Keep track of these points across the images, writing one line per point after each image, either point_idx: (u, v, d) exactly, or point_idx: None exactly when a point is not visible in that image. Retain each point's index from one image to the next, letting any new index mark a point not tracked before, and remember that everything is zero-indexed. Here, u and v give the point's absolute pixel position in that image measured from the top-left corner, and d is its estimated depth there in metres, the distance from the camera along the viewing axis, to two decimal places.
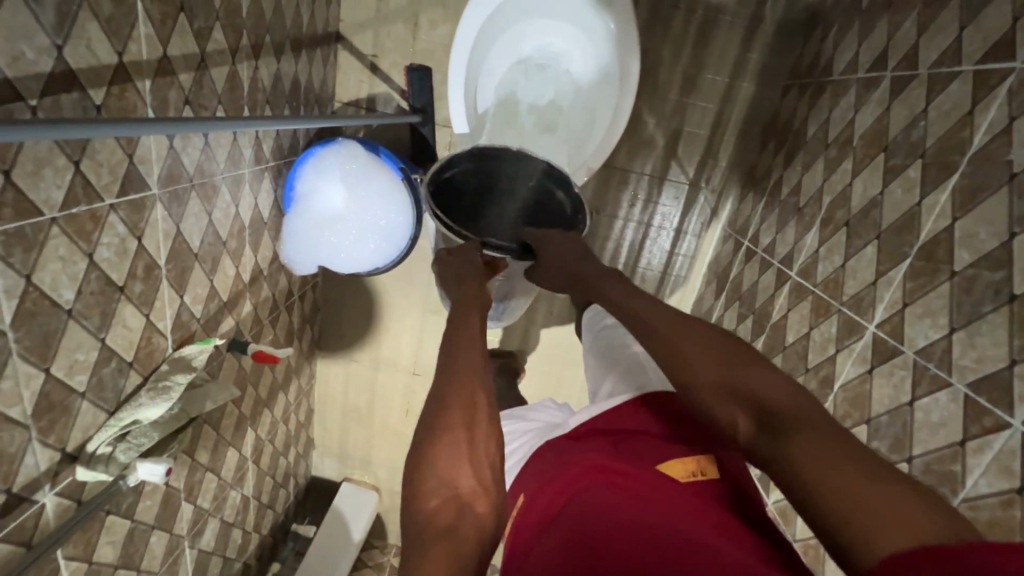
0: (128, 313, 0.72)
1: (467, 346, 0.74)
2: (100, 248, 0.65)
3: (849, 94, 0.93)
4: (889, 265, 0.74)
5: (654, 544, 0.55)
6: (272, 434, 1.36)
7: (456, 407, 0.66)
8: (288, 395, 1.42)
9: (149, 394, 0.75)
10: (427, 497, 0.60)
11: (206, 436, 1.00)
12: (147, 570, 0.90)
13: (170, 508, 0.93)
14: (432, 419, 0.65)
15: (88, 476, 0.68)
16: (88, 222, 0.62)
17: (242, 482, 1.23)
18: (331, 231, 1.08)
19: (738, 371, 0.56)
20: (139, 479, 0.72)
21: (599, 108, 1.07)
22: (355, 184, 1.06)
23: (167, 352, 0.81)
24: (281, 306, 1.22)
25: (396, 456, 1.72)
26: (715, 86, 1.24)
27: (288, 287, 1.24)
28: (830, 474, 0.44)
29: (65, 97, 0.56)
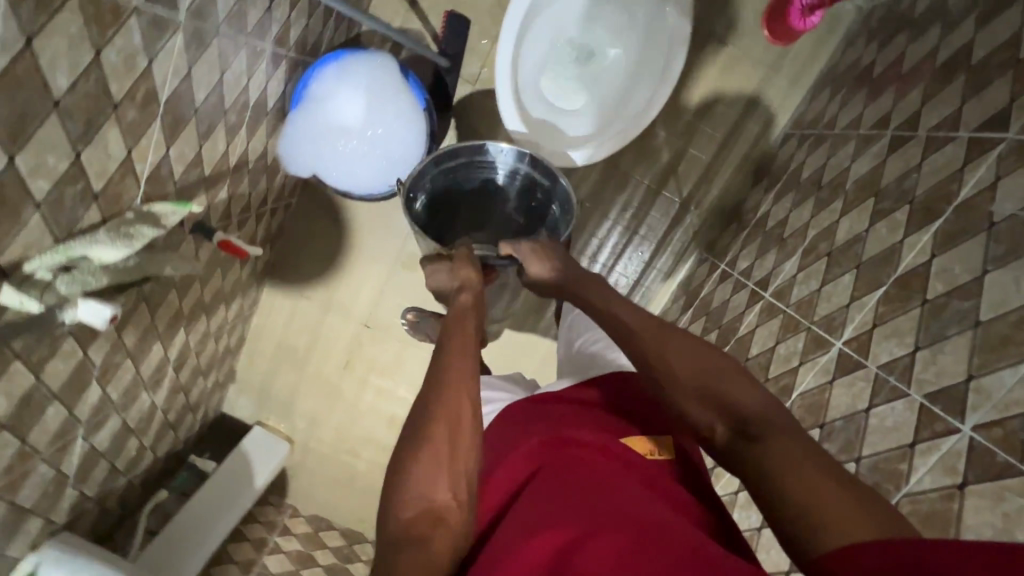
0: (112, 137, 0.64)
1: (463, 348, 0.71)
2: (111, 49, 0.58)
3: (848, 146, 1.03)
4: (864, 291, 0.81)
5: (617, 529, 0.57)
6: (200, 347, 1.23)
7: (441, 418, 0.65)
8: (227, 311, 1.30)
9: (108, 234, 0.66)
10: (404, 507, 0.61)
11: (139, 316, 0.89)
12: (32, 445, 0.77)
13: (78, 383, 0.82)
14: (417, 432, 0.64)
15: (12, 298, 0.56)
16: (108, 14, 0.55)
17: (156, 389, 1.10)
18: (340, 141, 1.04)
19: (725, 383, 0.64)
20: (76, 319, 0.61)
21: (644, 76, 1.08)
22: (376, 100, 1.03)
23: (135, 202, 0.73)
24: (254, 211, 1.13)
25: (321, 409, 1.62)
26: (726, 118, 1.32)
27: (265, 194, 1.15)
28: (798, 470, 0.55)
29: None
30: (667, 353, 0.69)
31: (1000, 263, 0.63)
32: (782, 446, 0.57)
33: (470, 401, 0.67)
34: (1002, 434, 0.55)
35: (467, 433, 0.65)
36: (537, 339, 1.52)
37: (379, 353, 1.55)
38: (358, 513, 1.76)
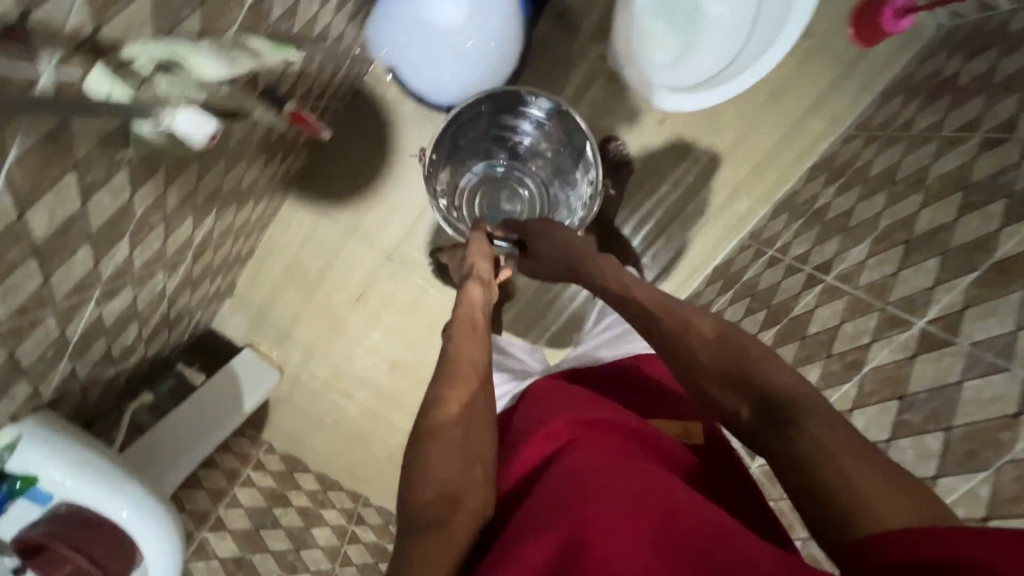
0: None
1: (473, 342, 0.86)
2: None
3: (927, 146, 1.04)
4: (952, 275, 0.82)
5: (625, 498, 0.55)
6: (219, 243, 1.12)
7: (451, 407, 0.74)
8: (251, 211, 1.19)
9: (213, 47, 0.56)
10: (423, 488, 0.66)
11: (188, 175, 0.79)
12: (52, 289, 0.66)
13: (113, 232, 0.70)
14: (432, 424, 0.72)
15: (102, 84, 0.47)
16: None
17: (170, 273, 0.98)
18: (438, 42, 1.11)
19: (751, 363, 0.63)
20: (173, 131, 0.52)
21: (763, 31, 1.01)
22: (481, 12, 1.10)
23: (233, 31, 0.63)
24: (312, 100, 1.03)
25: (321, 341, 1.52)
26: (794, 109, 1.32)
27: (326, 86, 1.06)
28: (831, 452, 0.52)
29: None
30: (694, 339, 0.69)
31: None
32: (811, 426, 0.55)
33: (477, 392, 0.78)
34: None
35: (477, 421, 0.74)
36: (563, 301, 1.48)
37: (397, 290, 1.47)
38: (337, 459, 1.66)
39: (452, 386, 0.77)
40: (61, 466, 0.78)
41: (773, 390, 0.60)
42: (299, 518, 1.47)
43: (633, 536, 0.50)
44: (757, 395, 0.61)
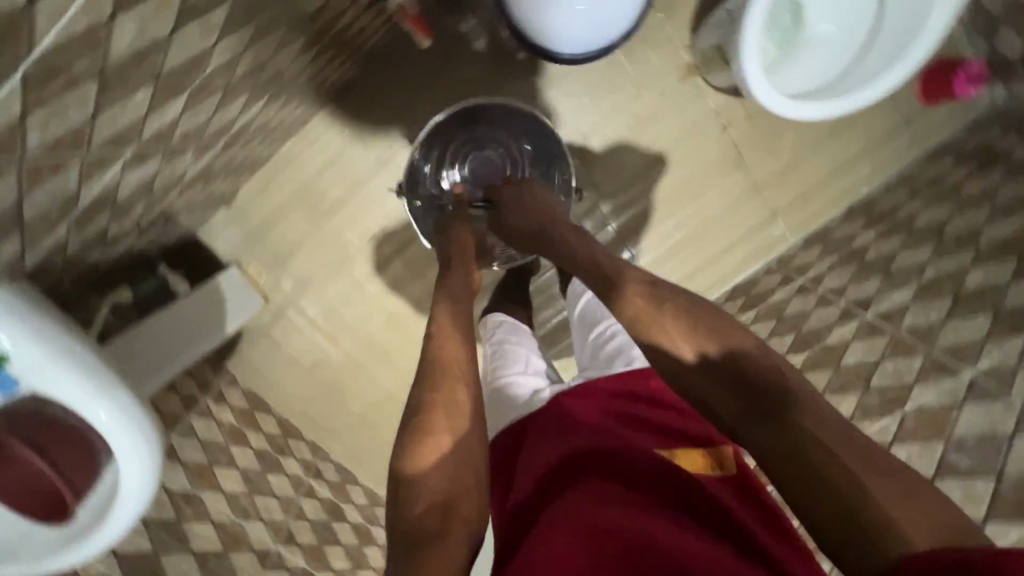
0: None
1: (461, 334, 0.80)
2: None
3: (977, 210, 1.09)
4: (1004, 333, 0.85)
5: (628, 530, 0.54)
6: (249, 138, 0.98)
7: (435, 413, 0.68)
8: (288, 112, 1.06)
9: None
10: (414, 503, 0.62)
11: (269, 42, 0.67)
12: (97, 130, 0.53)
13: (179, 82, 0.58)
14: (420, 434, 0.66)
15: None
16: None
17: (196, 158, 0.84)
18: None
19: (738, 351, 0.59)
20: None
21: (881, 54, 0.99)
22: None
23: None
24: None
25: (319, 275, 1.39)
26: (848, 148, 1.35)
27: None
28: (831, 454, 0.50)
29: None
30: (664, 328, 0.63)
31: None
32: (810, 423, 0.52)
33: (464, 387, 0.72)
34: None
35: (462, 423, 0.68)
36: None
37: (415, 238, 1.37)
38: (305, 405, 1.53)
39: (427, 392, 0.70)
40: (24, 334, 0.63)
41: (766, 383, 0.56)
42: (256, 461, 1.34)
43: None
44: (736, 391, 0.57)
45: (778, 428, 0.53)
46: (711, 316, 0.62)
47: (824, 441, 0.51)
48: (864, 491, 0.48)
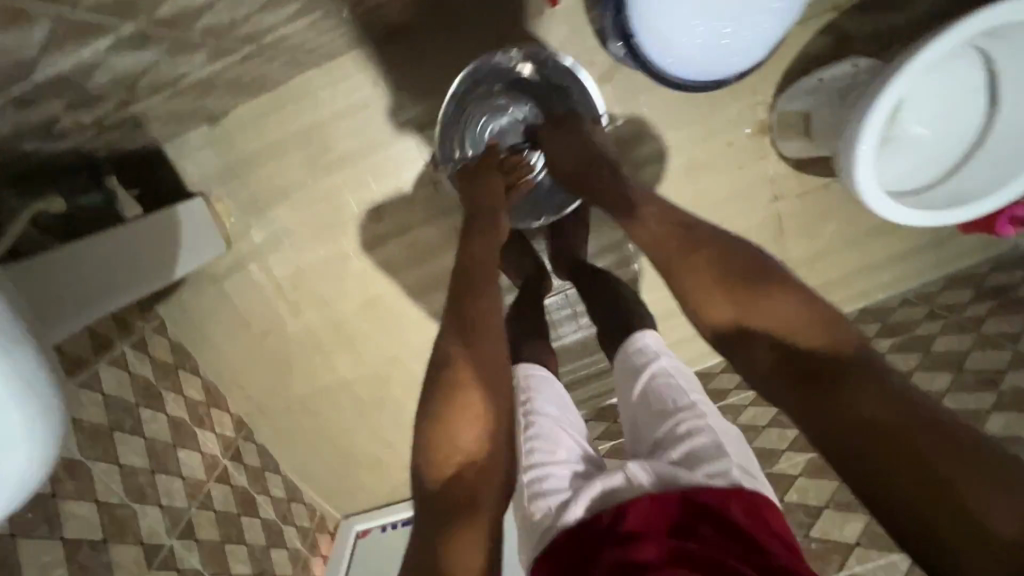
0: None
1: (495, 347, 0.66)
2: None
3: (1000, 351, 1.08)
4: None
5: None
6: (265, 58, 0.79)
7: (469, 371, 0.63)
8: (319, 44, 0.87)
9: None
10: (447, 466, 0.59)
11: None
12: None
13: None
14: (452, 390, 0.62)
15: None
16: None
17: (199, 55, 0.65)
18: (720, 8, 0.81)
19: (793, 319, 0.62)
20: None
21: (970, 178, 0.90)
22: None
23: None
24: None
25: (298, 234, 1.19)
26: (880, 250, 1.32)
27: None
28: (889, 429, 0.51)
29: None
30: (711, 296, 0.68)
31: None
32: (867, 392, 0.54)
33: (497, 345, 0.66)
34: None
35: (497, 380, 0.63)
36: (586, 320, 1.32)
37: (421, 223, 1.20)
38: (240, 373, 1.32)
39: (466, 346, 0.65)
40: None
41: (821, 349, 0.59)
42: (168, 431, 1.12)
43: None
44: (782, 358, 0.61)
45: (826, 392, 0.56)
46: (743, 274, 0.67)
47: (891, 420, 0.52)
48: (938, 467, 0.49)
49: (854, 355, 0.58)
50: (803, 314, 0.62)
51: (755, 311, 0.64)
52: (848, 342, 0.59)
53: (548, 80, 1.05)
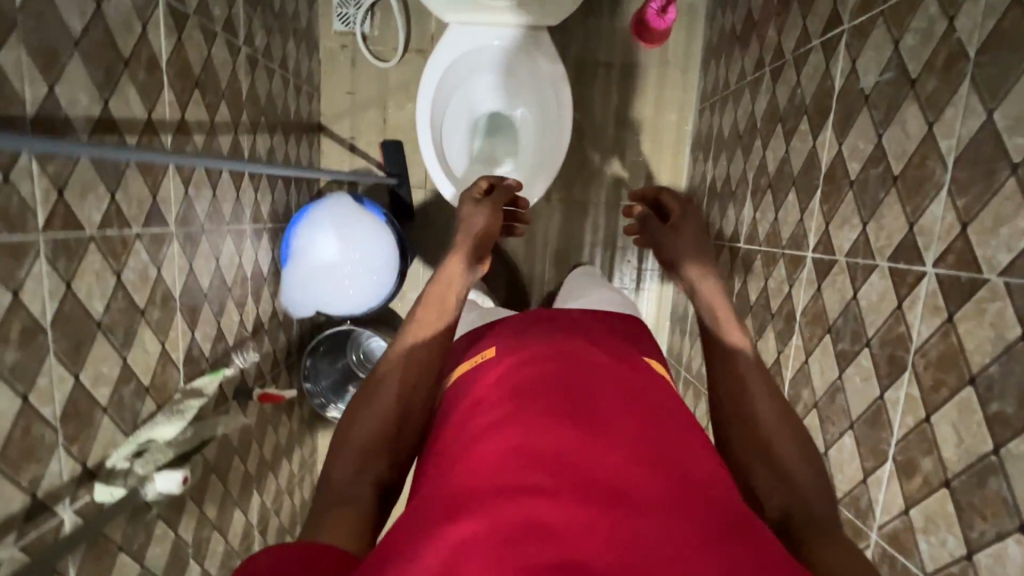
0: (147, 336, 0.78)
1: (437, 313, 0.86)
2: (127, 270, 0.73)
3: (744, 96, 1.13)
4: (806, 199, 0.87)
5: (555, 484, 0.48)
6: (278, 505, 1.30)
7: (444, 303, 0.87)
8: (292, 464, 1.38)
9: (147, 427, 0.76)
10: (399, 373, 0.78)
11: (213, 487, 0.99)
12: None
13: (178, 561, 0.90)
14: (424, 327, 0.84)
15: (106, 493, 0.69)
16: (128, 253, 0.73)
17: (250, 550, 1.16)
18: (341, 275, 1.16)
19: (753, 383, 0.73)
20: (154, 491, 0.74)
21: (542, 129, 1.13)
22: (344, 237, 1.15)
23: (136, 433, 0.74)
24: (269, 373, 1.20)
25: None
26: (642, 119, 1.45)
27: (273, 352, 1.22)
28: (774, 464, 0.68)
29: (110, 176, 0.69)
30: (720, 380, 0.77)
31: (887, 123, 0.70)
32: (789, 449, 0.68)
33: (453, 294, 0.90)
34: (955, 257, 0.58)
35: (453, 298, 0.89)
36: None
37: None
38: None
39: (434, 300, 0.87)
40: None
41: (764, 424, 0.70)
42: None
43: (558, 469, 0.50)
44: (739, 420, 0.72)
45: (764, 443, 0.70)
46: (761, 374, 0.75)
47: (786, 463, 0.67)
48: (813, 499, 0.64)
49: (796, 437, 0.69)
50: (791, 447, 0.68)
51: (740, 389, 0.74)
52: (811, 479, 0.66)
53: (322, 365, 1.37)
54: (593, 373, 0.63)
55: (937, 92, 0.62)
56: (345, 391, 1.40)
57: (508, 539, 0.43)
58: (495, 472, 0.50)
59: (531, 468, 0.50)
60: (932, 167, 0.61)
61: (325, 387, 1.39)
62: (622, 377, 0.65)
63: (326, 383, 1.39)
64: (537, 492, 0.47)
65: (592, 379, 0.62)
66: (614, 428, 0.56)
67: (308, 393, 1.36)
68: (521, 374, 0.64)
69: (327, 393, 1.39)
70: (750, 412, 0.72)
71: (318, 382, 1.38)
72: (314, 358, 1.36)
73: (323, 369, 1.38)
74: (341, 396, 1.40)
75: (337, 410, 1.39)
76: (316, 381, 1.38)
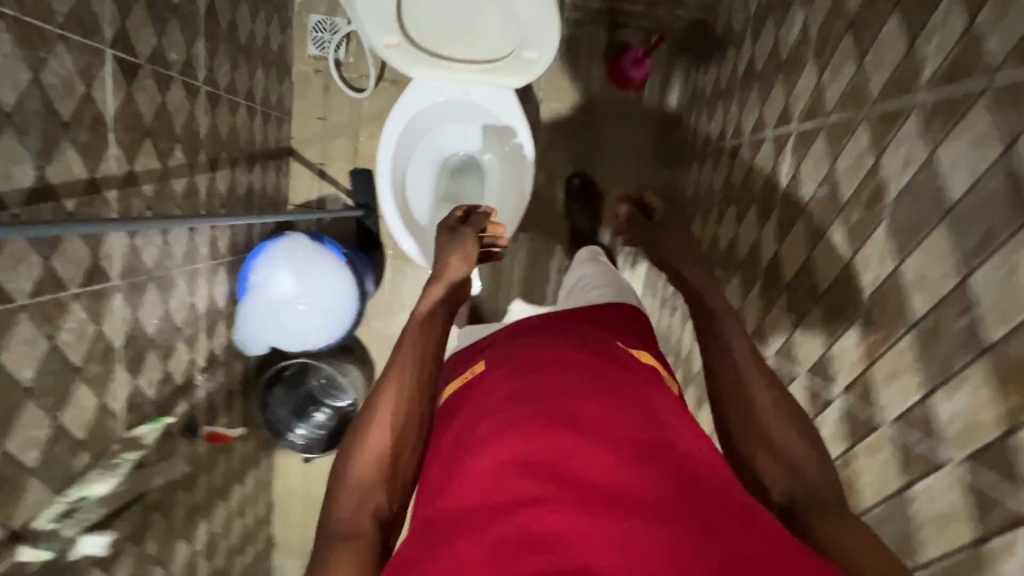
0: (83, 392, 0.78)
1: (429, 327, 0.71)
2: (62, 332, 0.73)
3: (709, 162, 1.14)
4: (748, 288, 0.89)
5: (553, 494, 0.48)
6: (227, 529, 1.31)
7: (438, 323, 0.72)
8: (244, 487, 1.39)
9: (79, 486, 0.77)
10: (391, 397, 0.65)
11: (155, 524, 1.00)
12: None
13: None
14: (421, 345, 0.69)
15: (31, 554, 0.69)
16: (64, 314, 0.73)
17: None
18: (295, 311, 1.17)
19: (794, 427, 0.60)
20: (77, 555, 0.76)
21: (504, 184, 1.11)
22: (301, 274, 1.15)
23: (68, 493, 0.75)
24: (221, 404, 1.20)
25: None
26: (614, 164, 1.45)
27: (227, 382, 1.22)
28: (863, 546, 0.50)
29: (45, 243, 0.69)
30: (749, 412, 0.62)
31: (819, 238, 0.71)
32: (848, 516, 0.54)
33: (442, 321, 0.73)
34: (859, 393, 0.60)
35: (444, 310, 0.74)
36: None
37: None
38: None
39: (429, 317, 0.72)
40: None
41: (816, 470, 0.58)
42: None
43: (556, 475, 0.49)
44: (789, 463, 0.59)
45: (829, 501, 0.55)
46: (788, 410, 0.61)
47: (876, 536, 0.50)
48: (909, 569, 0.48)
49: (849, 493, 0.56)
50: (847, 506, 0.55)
51: (779, 424, 0.61)
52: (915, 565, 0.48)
53: (282, 394, 1.37)
54: (592, 369, 0.61)
55: (861, 224, 0.63)
56: (304, 420, 1.39)
57: (504, 557, 0.44)
58: (493, 485, 0.50)
59: (527, 477, 0.50)
60: (851, 296, 0.63)
61: (283, 417, 1.38)
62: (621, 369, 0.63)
63: (284, 413, 1.38)
64: (536, 504, 0.47)
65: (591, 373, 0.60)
66: (611, 423, 0.54)
67: (265, 421, 1.35)
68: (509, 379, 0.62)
69: (285, 422, 1.38)
70: (748, 402, 0.62)
71: (276, 411, 1.37)
72: (274, 387, 1.35)
73: (282, 398, 1.37)
74: (299, 426, 1.39)
75: (293, 440, 1.38)
76: (274, 410, 1.37)
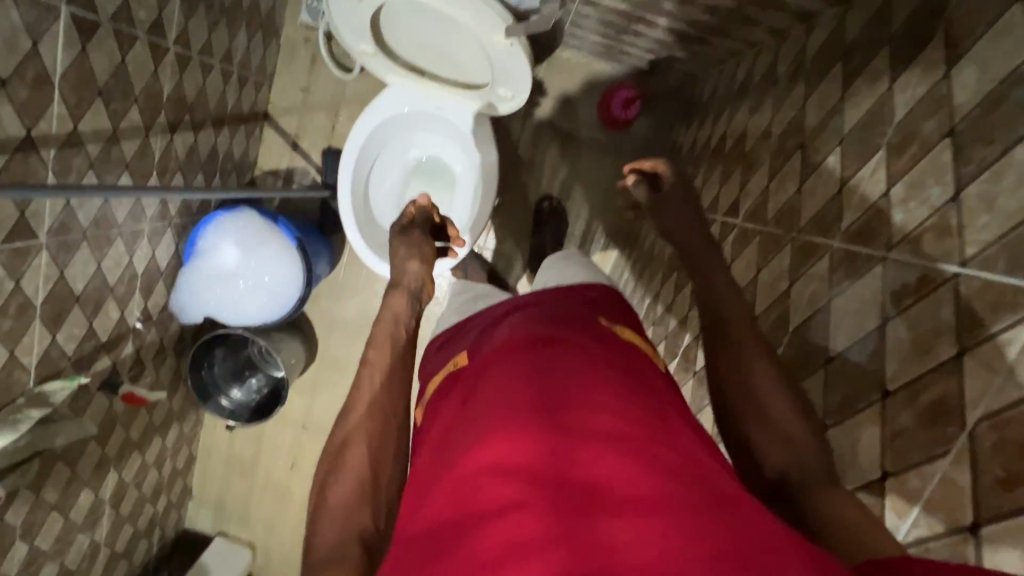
0: None
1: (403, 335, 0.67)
2: None
3: None
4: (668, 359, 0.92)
5: (533, 495, 0.38)
6: (139, 478, 1.32)
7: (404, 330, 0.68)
8: (163, 440, 1.39)
9: None
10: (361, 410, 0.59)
11: (57, 472, 1.01)
12: None
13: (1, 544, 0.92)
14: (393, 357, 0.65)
15: None
16: None
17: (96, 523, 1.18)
18: (237, 283, 1.16)
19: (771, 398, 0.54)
20: None
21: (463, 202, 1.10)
22: (247, 248, 1.15)
23: None
24: (149, 361, 1.20)
25: (277, 515, 1.62)
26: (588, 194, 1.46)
27: (159, 340, 1.21)
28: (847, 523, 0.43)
29: None
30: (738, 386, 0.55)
31: None
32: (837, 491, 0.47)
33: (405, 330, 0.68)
34: None
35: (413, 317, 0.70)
36: None
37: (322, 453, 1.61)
38: None
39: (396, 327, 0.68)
40: None
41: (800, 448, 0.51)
42: None
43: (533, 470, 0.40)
44: (784, 437, 0.52)
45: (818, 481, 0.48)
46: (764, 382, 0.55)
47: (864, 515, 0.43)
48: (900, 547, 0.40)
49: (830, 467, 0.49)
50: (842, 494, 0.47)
51: (755, 393, 0.54)
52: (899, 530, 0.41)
53: (215, 358, 1.34)
54: (573, 354, 0.52)
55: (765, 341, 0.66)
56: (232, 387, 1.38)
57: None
58: (467, 489, 0.41)
59: (501, 478, 0.40)
60: None
61: (212, 380, 1.35)
62: (610, 353, 0.54)
63: (212, 377, 1.35)
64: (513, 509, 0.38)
65: (573, 356, 0.51)
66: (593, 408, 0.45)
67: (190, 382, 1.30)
68: (490, 372, 0.52)
69: (210, 385, 1.35)
70: (749, 389, 0.54)
71: (204, 373, 1.33)
72: (209, 351, 1.31)
73: (214, 361, 1.34)
74: (226, 392, 1.38)
75: (218, 404, 1.36)
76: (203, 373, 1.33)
